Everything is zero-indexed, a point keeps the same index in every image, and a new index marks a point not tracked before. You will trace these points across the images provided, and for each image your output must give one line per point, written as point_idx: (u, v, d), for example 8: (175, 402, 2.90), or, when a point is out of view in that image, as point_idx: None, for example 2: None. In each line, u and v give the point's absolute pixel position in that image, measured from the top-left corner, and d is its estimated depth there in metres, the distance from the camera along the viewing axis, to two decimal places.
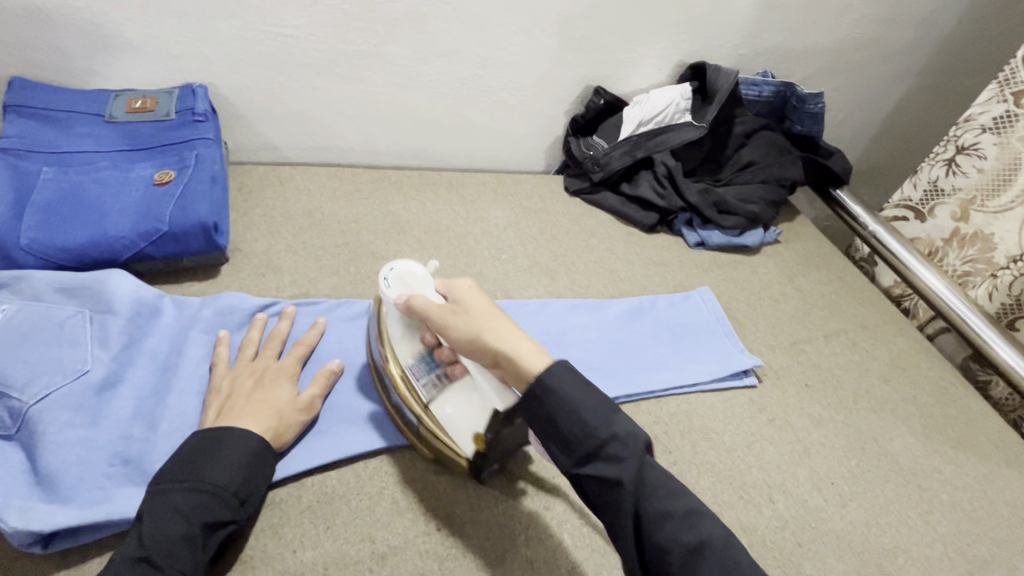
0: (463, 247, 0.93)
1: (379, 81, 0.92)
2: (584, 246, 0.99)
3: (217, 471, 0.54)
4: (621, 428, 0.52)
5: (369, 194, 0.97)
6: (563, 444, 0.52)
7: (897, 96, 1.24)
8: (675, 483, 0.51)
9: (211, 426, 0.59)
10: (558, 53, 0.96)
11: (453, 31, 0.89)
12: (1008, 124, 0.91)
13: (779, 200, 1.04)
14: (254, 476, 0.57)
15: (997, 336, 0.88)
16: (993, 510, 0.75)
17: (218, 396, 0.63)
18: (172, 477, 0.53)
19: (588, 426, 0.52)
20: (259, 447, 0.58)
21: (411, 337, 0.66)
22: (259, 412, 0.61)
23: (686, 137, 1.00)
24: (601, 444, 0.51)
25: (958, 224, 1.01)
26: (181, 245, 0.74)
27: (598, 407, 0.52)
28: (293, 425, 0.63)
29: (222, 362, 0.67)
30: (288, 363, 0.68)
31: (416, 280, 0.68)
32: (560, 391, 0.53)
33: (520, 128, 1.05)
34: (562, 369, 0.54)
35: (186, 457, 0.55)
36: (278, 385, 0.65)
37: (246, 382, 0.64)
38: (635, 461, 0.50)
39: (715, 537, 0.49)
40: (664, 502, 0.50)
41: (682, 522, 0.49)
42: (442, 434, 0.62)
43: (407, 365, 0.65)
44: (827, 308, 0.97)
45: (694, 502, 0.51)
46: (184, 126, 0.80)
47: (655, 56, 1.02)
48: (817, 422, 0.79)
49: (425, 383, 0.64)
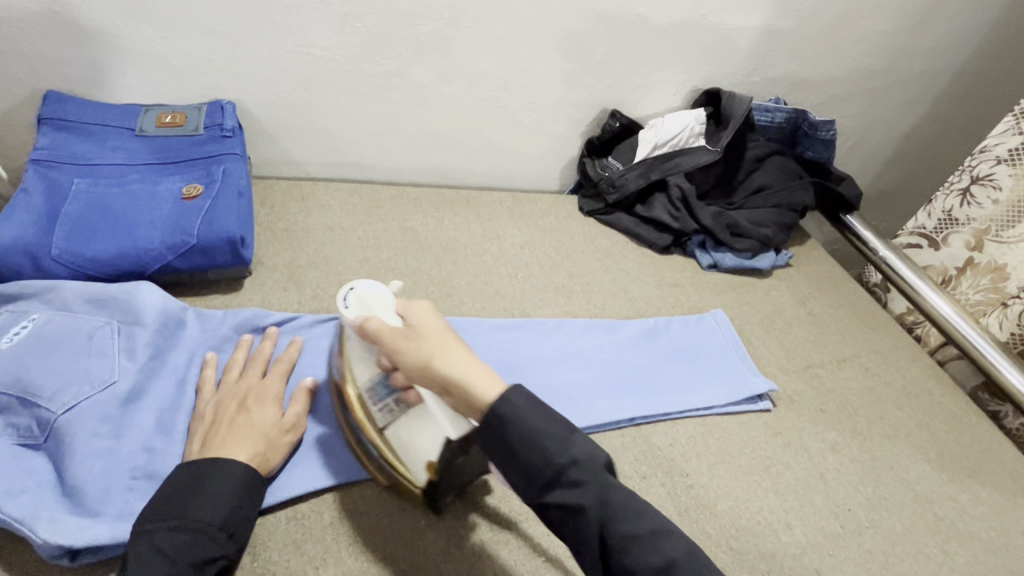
0: (480, 265, 0.93)
1: (402, 100, 0.94)
2: (599, 266, 0.99)
3: (202, 507, 0.52)
4: (579, 452, 0.52)
5: (388, 211, 0.97)
6: (524, 474, 0.52)
7: (905, 125, 1.27)
8: (636, 500, 0.52)
9: (193, 457, 0.57)
10: (576, 77, 0.99)
11: (476, 55, 0.92)
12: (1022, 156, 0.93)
13: (791, 223, 1.05)
14: (241, 508, 0.54)
15: (1008, 362, 0.89)
16: (1012, 541, 0.74)
17: (202, 423, 0.61)
18: (154, 517, 0.51)
19: (548, 454, 0.52)
20: (247, 477, 0.56)
21: (369, 362, 0.63)
22: (244, 439, 0.59)
23: (699, 161, 1.01)
24: (563, 472, 0.51)
25: (972, 253, 1.01)
26: (207, 258, 0.74)
27: (559, 434, 0.52)
28: (278, 449, 0.61)
29: (209, 385, 0.65)
30: (273, 382, 0.66)
31: (376, 300, 0.65)
32: (517, 420, 0.53)
33: (538, 149, 1.07)
34: (516, 396, 0.54)
35: (168, 494, 0.52)
36: (261, 407, 0.62)
37: (230, 406, 0.62)
38: (596, 485, 0.51)
39: (676, 552, 0.50)
40: (628, 526, 0.50)
41: (648, 543, 0.50)
42: (398, 462, 0.60)
43: (365, 388, 0.62)
44: (840, 332, 0.97)
45: (654, 515, 0.52)
46: (213, 141, 0.81)
47: (670, 81, 1.04)
48: (833, 447, 0.79)
49: (382, 408, 0.61)
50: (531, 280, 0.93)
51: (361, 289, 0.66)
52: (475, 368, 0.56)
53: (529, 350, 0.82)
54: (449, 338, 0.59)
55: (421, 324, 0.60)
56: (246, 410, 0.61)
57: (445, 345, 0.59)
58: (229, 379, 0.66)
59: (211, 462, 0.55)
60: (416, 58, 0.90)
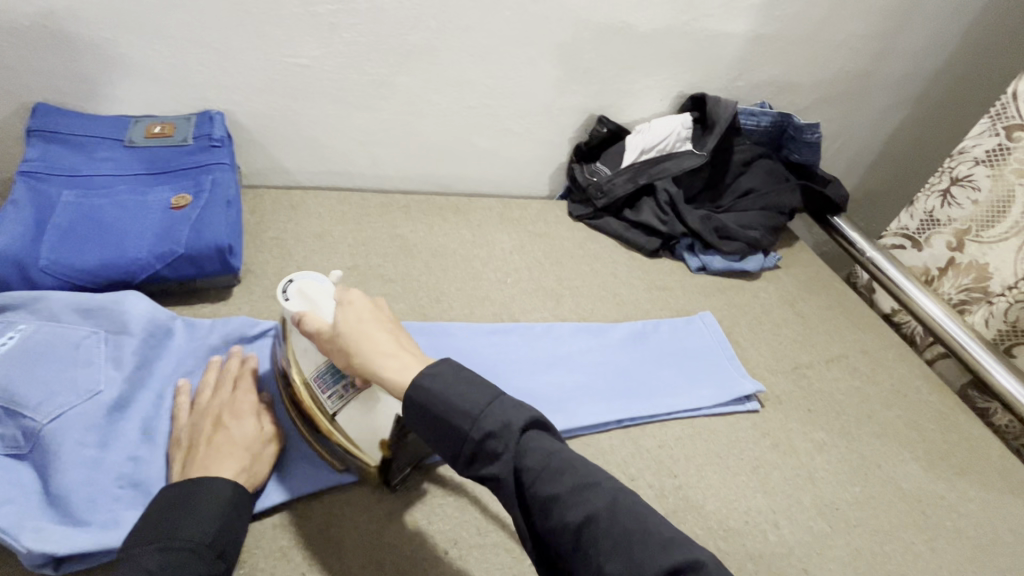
0: (469, 270, 0.94)
1: (391, 109, 0.95)
2: (588, 269, 1.00)
3: (189, 526, 0.51)
4: (488, 421, 0.52)
5: (377, 218, 0.98)
6: (448, 445, 0.53)
7: (889, 128, 1.29)
8: (557, 457, 0.51)
9: (177, 480, 0.56)
10: (563, 84, 1.00)
11: (463, 63, 0.93)
12: (1000, 156, 0.95)
13: (778, 225, 1.06)
14: (230, 525, 0.53)
15: (995, 362, 0.89)
16: (999, 538, 0.74)
17: (180, 448, 0.59)
18: (141, 542, 0.50)
19: (465, 422, 0.52)
20: (233, 493, 0.55)
21: (314, 353, 0.65)
22: (227, 456, 0.58)
23: (685, 165, 1.02)
24: (480, 439, 0.52)
25: (954, 253, 1.04)
26: (196, 267, 0.75)
27: (471, 405, 0.53)
28: (262, 462, 0.61)
29: (184, 410, 0.63)
30: (246, 397, 0.64)
31: (317, 291, 0.66)
32: (432, 392, 0.54)
33: (526, 155, 1.08)
34: (437, 370, 0.55)
35: (154, 518, 0.52)
36: (239, 422, 0.61)
37: (205, 425, 0.61)
38: (513, 448, 0.51)
39: (600, 507, 0.48)
40: (546, 487, 0.49)
41: (569, 499, 0.49)
42: (352, 445, 0.62)
43: (312, 376, 0.64)
44: (827, 333, 0.98)
45: (581, 469, 0.50)
46: (202, 151, 0.82)
47: (656, 87, 1.06)
48: (821, 446, 0.79)
49: (332, 394, 0.63)
50: (521, 285, 0.94)
51: (302, 280, 0.67)
52: (394, 361, 0.58)
53: (516, 354, 0.82)
54: (377, 332, 0.61)
55: (353, 317, 0.61)
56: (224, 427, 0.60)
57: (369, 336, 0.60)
58: (200, 399, 0.64)
59: (195, 484, 0.54)
60: (403, 67, 0.91)
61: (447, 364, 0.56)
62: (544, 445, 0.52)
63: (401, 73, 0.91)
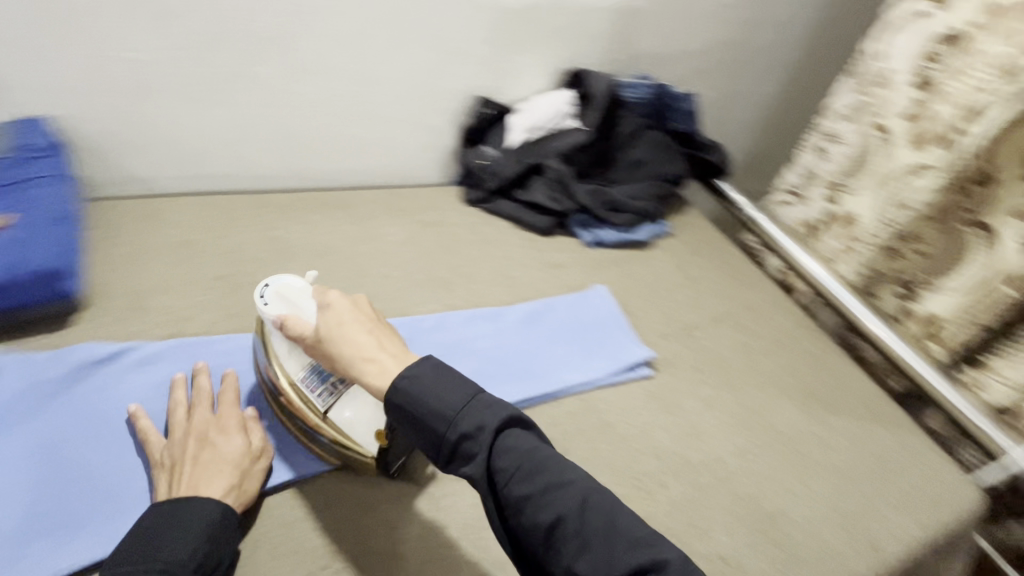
0: (354, 268, 0.90)
1: (251, 103, 0.88)
2: (481, 255, 0.99)
3: (175, 549, 0.52)
4: (467, 421, 0.54)
5: (249, 221, 0.92)
6: (427, 445, 0.56)
7: (763, 94, 1.36)
8: (533, 457, 0.53)
9: (166, 498, 0.56)
10: (438, 66, 0.97)
11: (326, 49, 0.87)
12: (861, 112, 1.09)
13: (664, 193, 1.11)
14: (216, 549, 0.54)
15: (866, 311, 0.97)
16: (861, 464, 0.82)
17: (164, 467, 0.59)
18: (125, 560, 0.51)
19: (442, 424, 0.54)
20: (218, 515, 0.56)
21: (298, 355, 0.66)
22: (211, 477, 0.58)
23: (574, 140, 1.04)
24: (456, 440, 0.54)
25: (831, 205, 1.15)
26: (24, 295, 0.68)
27: (448, 408, 0.55)
28: (251, 479, 0.61)
29: (156, 435, 0.62)
30: (229, 413, 0.64)
31: (296, 294, 0.67)
32: (411, 396, 0.56)
33: (410, 143, 1.04)
34: (417, 374, 0.57)
35: (141, 538, 0.53)
36: (224, 439, 0.61)
37: (187, 443, 0.60)
38: (486, 449, 0.53)
39: (569, 505, 0.52)
40: (519, 488, 0.52)
41: (541, 499, 0.52)
42: (347, 441, 0.65)
43: (299, 378, 0.66)
44: (714, 293, 1.03)
45: (557, 467, 0.53)
46: (18, 166, 0.73)
47: (535, 65, 1.05)
48: (707, 403, 0.84)
49: (321, 393, 0.65)
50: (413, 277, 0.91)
51: (277, 284, 0.68)
52: (376, 366, 0.60)
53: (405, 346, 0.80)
54: (358, 334, 0.62)
55: (338, 322, 0.63)
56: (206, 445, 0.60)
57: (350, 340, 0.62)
58: (178, 418, 0.63)
59: (178, 509, 0.55)
60: (257, 56, 0.84)
61: (429, 366, 0.58)
62: (523, 446, 0.54)
63: (257, 62, 0.85)
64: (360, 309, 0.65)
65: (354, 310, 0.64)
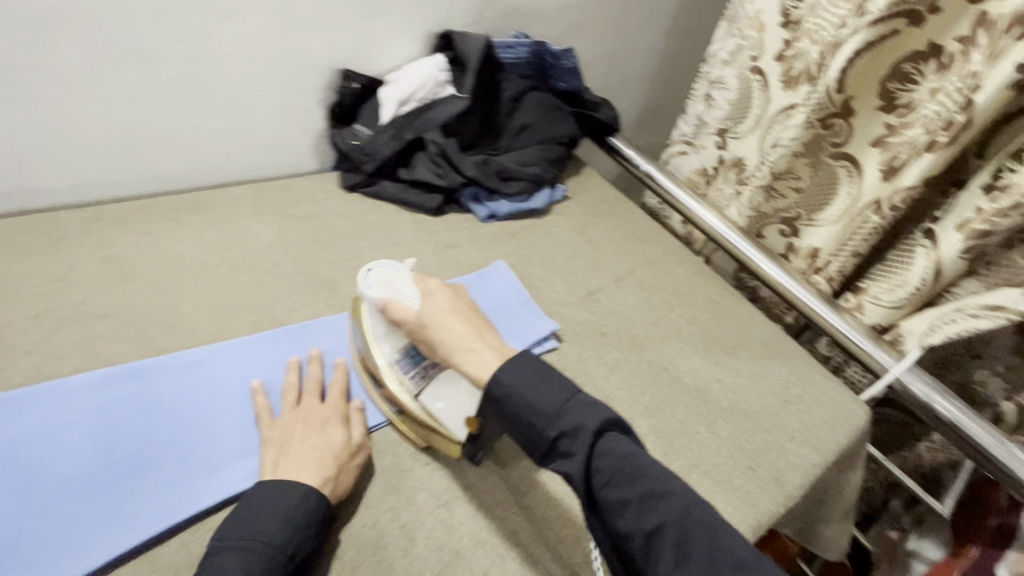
0: (219, 279, 0.83)
1: (51, 99, 0.73)
2: (367, 245, 0.93)
3: (273, 528, 0.57)
4: (568, 422, 0.58)
5: (85, 242, 0.81)
6: (527, 440, 0.60)
7: (648, 43, 1.33)
8: (635, 462, 0.58)
9: (269, 479, 0.62)
10: (283, 39, 0.85)
11: (134, 26, 0.73)
12: (738, 54, 1.07)
13: (556, 157, 1.08)
14: (307, 538, 0.58)
15: (756, 253, 1.01)
16: (764, 402, 0.85)
17: (274, 447, 0.65)
18: (231, 538, 0.56)
19: (540, 418, 0.59)
20: (318, 504, 0.60)
21: (394, 338, 0.73)
22: (309, 461, 0.63)
23: (452, 112, 0.97)
24: (556, 437, 0.59)
25: (722, 151, 1.16)
26: None
27: (549, 406, 0.60)
28: (347, 473, 0.66)
29: (269, 413, 0.69)
30: (335, 404, 0.71)
31: (398, 278, 0.72)
32: (510, 390, 0.61)
33: (271, 130, 0.93)
34: (480, 366, 0.63)
35: (248, 516, 0.58)
36: (330, 428, 0.67)
37: (296, 428, 0.67)
38: (587, 448, 0.57)
39: (669, 508, 0.55)
40: (615, 491, 0.56)
41: (640, 500, 0.55)
42: (439, 425, 0.69)
43: (394, 359, 0.72)
44: (615, 254, 1.03)
45: (651, 472, 0.58)
46: None
47: (400, 29, 0.95)
48: (613, 366, 0.83)
49: (413, 376, 0.71)
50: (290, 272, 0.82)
51: (381, 269, 0.72)
52: (469, 353, 0.66)
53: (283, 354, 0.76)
54: (455, 323, 0.68)
55: (435, 312, 0.69)
56: (304, 430, 0.66)
57: (464, 329, 0.68)
58: (284, 407, 0.69)
59: (282, 487, 0.60)
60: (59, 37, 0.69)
61: (502, 370, 0.63)
62: (622, 451, 0.58)
63: (59, 46, 0.70)
64: (457, 303, 0.71)
65: (452, 301, 0.71)
